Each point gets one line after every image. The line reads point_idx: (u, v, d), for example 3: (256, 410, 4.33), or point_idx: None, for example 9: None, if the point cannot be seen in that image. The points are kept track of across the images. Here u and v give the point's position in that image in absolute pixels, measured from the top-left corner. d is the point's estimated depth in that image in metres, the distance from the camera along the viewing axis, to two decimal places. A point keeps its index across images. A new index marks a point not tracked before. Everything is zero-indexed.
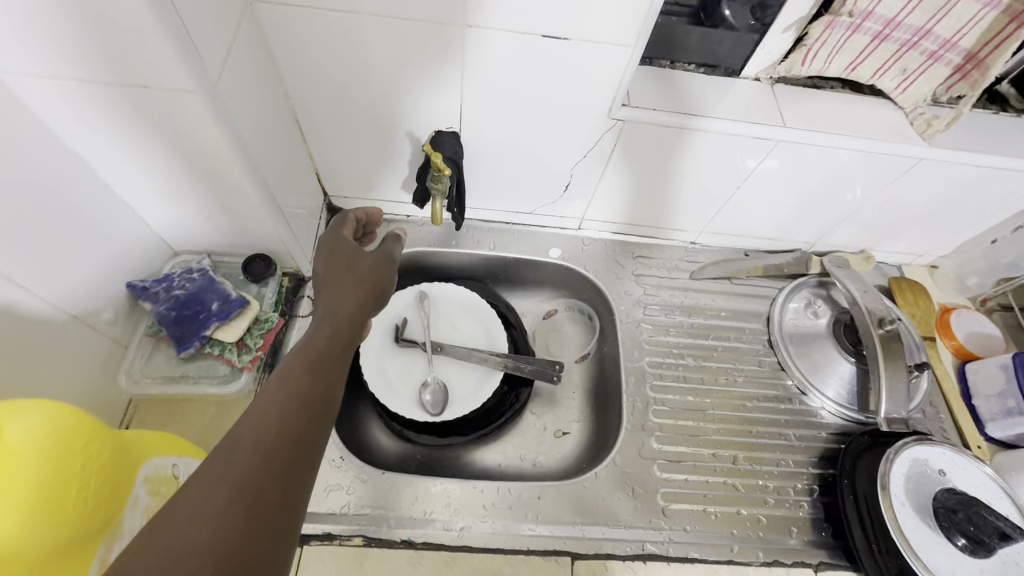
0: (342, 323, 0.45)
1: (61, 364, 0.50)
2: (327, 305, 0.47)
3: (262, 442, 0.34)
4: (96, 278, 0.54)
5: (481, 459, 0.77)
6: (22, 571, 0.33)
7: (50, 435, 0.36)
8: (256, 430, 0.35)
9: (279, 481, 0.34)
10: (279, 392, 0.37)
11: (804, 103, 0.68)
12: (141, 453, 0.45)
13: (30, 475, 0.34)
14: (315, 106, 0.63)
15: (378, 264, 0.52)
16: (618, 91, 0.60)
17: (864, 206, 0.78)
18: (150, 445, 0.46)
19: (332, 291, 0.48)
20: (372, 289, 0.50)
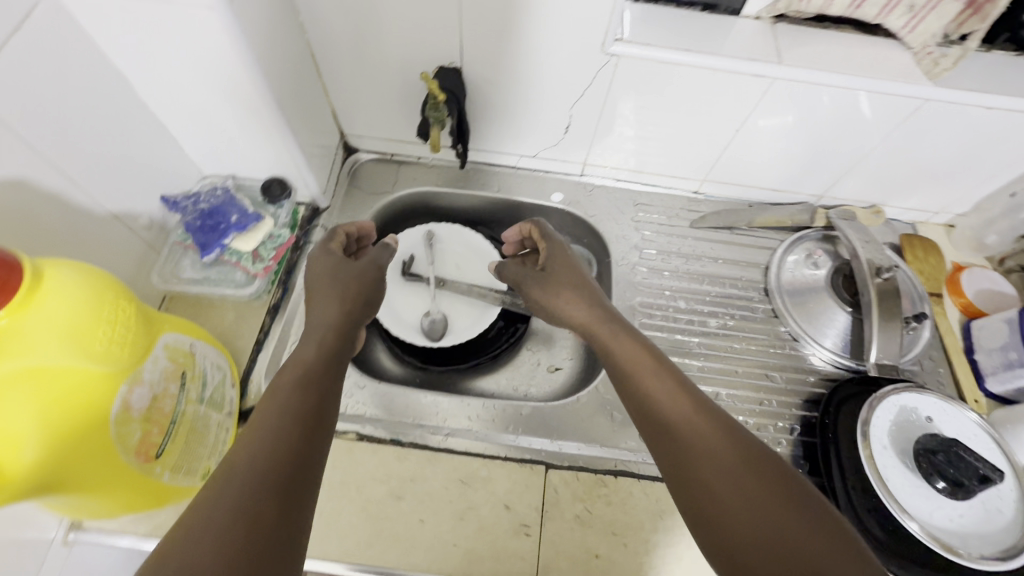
0: (329, 332, 0.54)
1: (97, 255, 0.58)
2: (316, 324, 0.55)
3: (265, 452, 0.40)
4: (132, 186, 0.61)
5: (475, 387, 0.82)
6: (50, 384, 0.39)
7: (92, 285, 0.43)
8: (259, 443, 0.41)
9: (284, 481, 0.39)
10: (274, 409, 0.44)
11: (806, 43, 0.68)
12: (163, 327, 0.51)
13: (67, 309, 0.40)
14: (328, 42, 0.68)
15: (363, 276, 0.62)
16: (610, 24, 0.62)
17: (871, 155, 0.77)
18: (170, 324, 0.53)
19: (322, 307, 0.57)
20: (357, 300, 0.59)
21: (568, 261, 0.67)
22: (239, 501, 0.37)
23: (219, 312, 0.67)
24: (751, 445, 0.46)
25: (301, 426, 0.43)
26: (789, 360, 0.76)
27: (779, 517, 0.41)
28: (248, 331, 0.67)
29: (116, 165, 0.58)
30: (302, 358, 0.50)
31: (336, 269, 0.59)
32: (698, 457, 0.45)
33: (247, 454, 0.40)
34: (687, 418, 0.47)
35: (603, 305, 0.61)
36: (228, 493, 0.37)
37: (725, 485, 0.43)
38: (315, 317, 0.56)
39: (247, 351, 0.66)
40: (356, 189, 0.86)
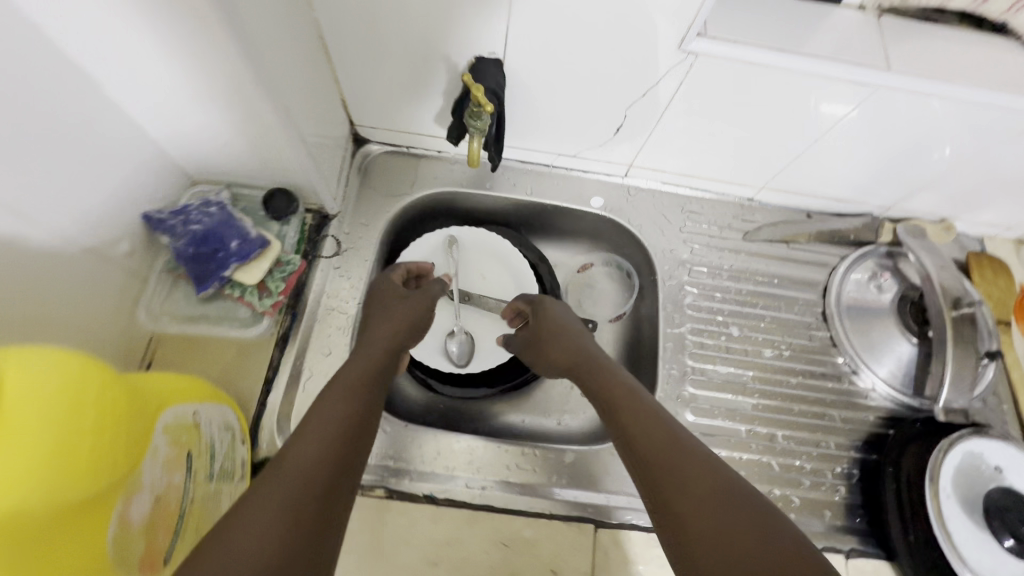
0: (379, 355, 0.55)
1: (74, 303, 0.48)
2: (365, 349, 0.55)
3: (306, 468, 0.40)
4: (109, 208, 0.50)
5: (501, 416, 0.74)
6: (26, 528, 0.30)
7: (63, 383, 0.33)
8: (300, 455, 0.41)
9: (318, 502, 0.39)
10: (322, 423, 0.44)
11: (915, 43, 0.57)
12: (158, 404, 0.43)
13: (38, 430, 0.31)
14: (339, 21, 0.55)
15: (413, 305, 0.63)
16: (698, 18, 0.50)
17: (959, 170, 0.68)
18: (167, 396, 0.45)
19: (372, 334, 0.57)
20: (406, 325, 0.60)
21: (563, 311, 0.67)
22: (276, 512, 0.36)
23: (221, 352, 0.59)
24: (725, 471, 0.44)
25: (341, 445, 0.43)
26: (846, 394, 0.71)
27: (748, 540, 0.38)
28: (256, 369, 0.59)
29: (86, 188, 0.46)
30: (350, 375, 0.50)
31: (401, 295, 0.62)
32: (670, 483, 0.43)
33: (291, 464, 0.40)
34: (661, 442, 0.46)
35: (589, 347, 0.63)
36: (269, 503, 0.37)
37: (696, 511, 0.41)
38: (367, 338, 0.57)
39: (258, 392, 0.59)
40: (368, 189, 0.74)
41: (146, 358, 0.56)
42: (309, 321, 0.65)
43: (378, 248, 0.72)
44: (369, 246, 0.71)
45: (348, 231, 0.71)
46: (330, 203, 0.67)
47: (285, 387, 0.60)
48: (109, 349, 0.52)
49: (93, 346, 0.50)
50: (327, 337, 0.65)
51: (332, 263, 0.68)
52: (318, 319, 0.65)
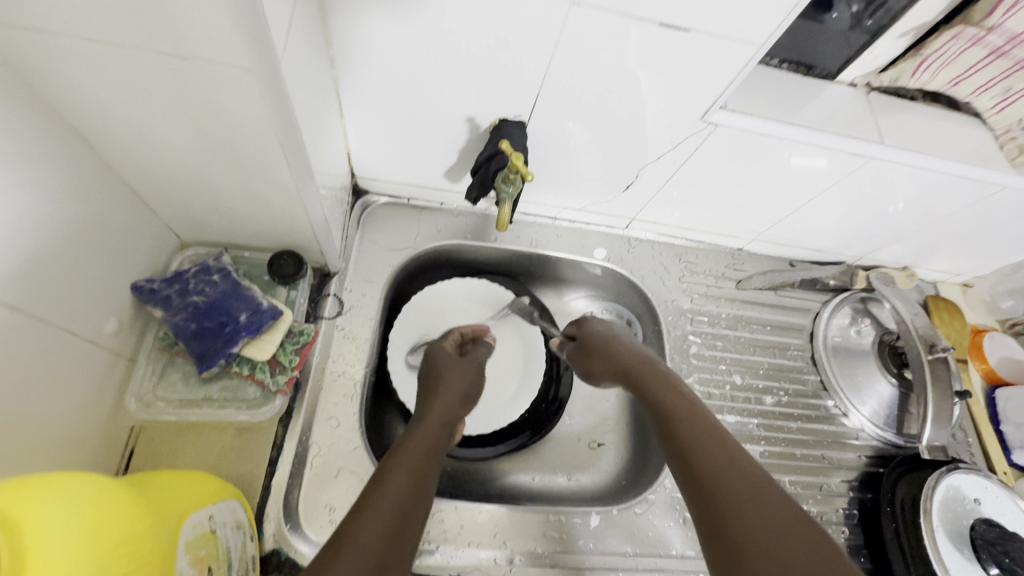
0: (441, 418, 0.53)
1: (63, 392, 0.42)
2: (433, 410, 0.54)
3: (409, 478, 0.43)
4: (97, 280, 0.45)
5: (510, 477, 0.70)
6: None
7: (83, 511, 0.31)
8: (405, 469, 0.44)
9: (418, 505, 0.42)
10: (411, 448, 0.47)
11: (898, 116, 0.63)
12: (178, 513, 0.39)
13: (72, 563, 0.28)
14: (362, 77, 0.53)
15: (467, 370, 0.61)
16: (724, 95, 0.54)
17: (925, 226, 0.75)
18: (182, 503, 0.40)
19: (430, 404, 0.55)
20: (461, 398, 0.58)
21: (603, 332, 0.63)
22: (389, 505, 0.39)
23: (214, 437, 0.52)
24: (776, 488, 0.39)
25: (425, 468, 0.46)
26: (836, 435, 0.75)
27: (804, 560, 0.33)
28: (258, 455, 0.53)
29: (73, 261, 0.42)
30: (427, 425, 0.52)
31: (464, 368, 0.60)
32: (723, 500, 0.38)
33: (399, 475, 0.43)
34: (715, 460, 0.41)
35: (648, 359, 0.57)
36: (389, 500, 0.40)
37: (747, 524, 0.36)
38: (426, 409, 0.54)
39: (262, 478, 0.53)
40: (368, 242, 0.70)
41: (127, 450, 0.50)
42: (313, 392, 0.59)
43: (382, 306, 0.68)
44: (372, 304, 0.66)
45: (351, 289, 0.66)
46: (334, 261, 0.62)
47: (292, 468, 0.54)
48: (92, 443, 0.46)
49: (77, 444, 0.44)
50: (334, 409, 0.59)
51: (335, 325, 0.63)
52: (324, 389, 0.59)
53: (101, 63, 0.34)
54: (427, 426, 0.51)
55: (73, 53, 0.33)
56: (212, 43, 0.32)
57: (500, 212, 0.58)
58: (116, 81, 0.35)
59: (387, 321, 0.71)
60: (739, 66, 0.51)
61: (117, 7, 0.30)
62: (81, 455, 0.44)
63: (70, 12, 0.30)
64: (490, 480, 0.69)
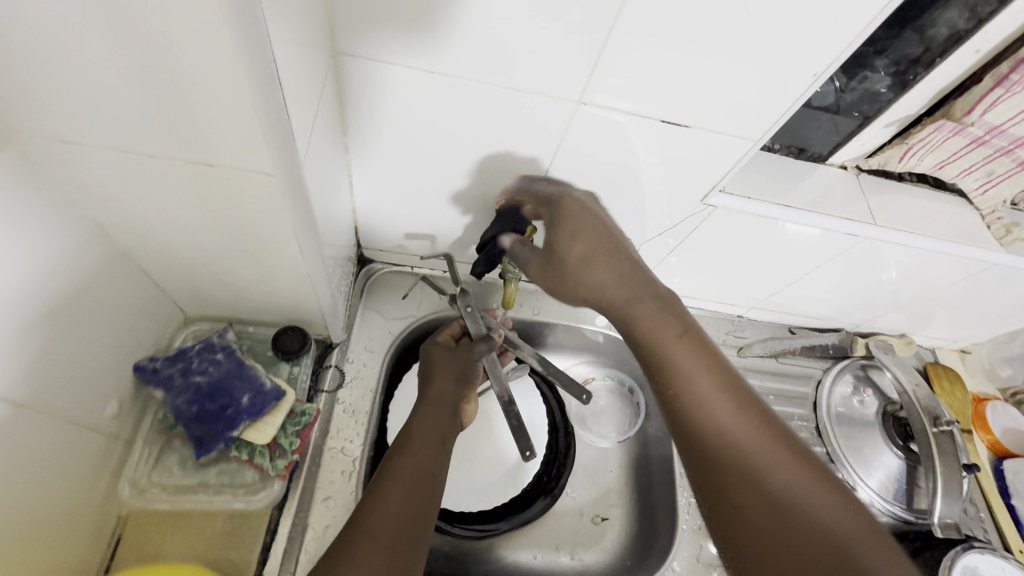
0: (443, 398, 0.58)
1: (59, 484, 0.41)
2: (436, 389, 0.58)
3: (399, 505, 0.44)
4: (101, 364, 0.44)
5: (512, 557, 0.67)
6: None
7: None
8: (396, 493, 0.44)
9: (412, 530, 0.43)
10: (401, 473, 0.47)
11: (888, 197, 0.65)
12: None
13: None
14: (374, 161, 0.55)
15: (463, 351, 0.63)
16: (722, 180, 0.57)
17: (919, 297, 0.77)
18: None
19: (430, 387, 0.59)
20: (456, 376, 0.61)
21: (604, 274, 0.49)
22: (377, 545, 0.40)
23: (206, 526, 0.50)
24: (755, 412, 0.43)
25: (421, 487, 0.46)
26: None
27: (796, 508, 0.37)
28: (252, 541, 0.50)
29: (81, 346, 0.42)
30: (430, 412, 0.56)
31: (467, 348, 0.64)
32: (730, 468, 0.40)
33: (385, 505, 0.43)
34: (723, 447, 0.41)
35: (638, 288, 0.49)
36: (378, 532, 0.41)
37: (755, 508, 0.38)
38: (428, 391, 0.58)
39: (255, 564, 0.50)
40: (372, 311, 0.70)
41: (114, 537, 0.48)
42: (311, 470, 0.56)
43: (383, 376, 0.66)
44: (373, 375, 0.65)
45: (353, 359, 0.65)
46: (338, 333, 0.62)
47: (285, 553, 0.51)
48: (81, 535, 0.44)
49: (67, 538, 0.43)
50: (331, 487, 0.56)
51: (335, 397, 0.62)
52: (320, 466, 0.57)
53: (130, 168, 0.36)
54: (428, 412, 0.55)
55: (105, 159, 0.35)
56: (240, 151, 0.34)
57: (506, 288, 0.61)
58: (142, 183, 0.37)
59: (387, 389, 0.69)
60: (735, 157, 0.53)
61: (154, 122, 0.32)
62: (69, 551, 0.43)
63: (109, 126, 0.32)
64: (491, 561, 0.66)
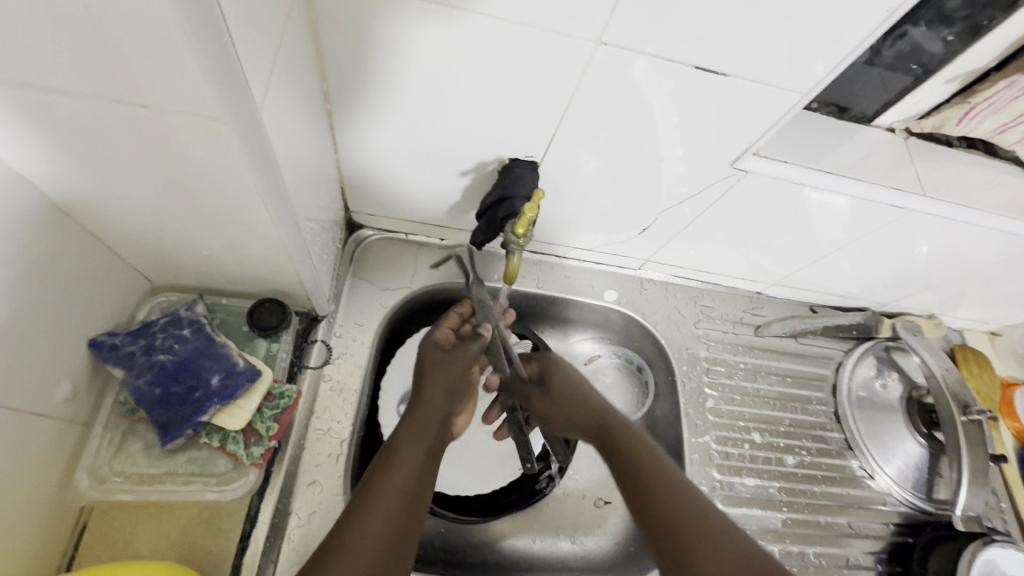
0: (429, 409, 0.51)
1: (1, 475, 0.37)
2: (424, 402, 0.52)
3: (382, 531, 0.39)
4: (46, 342, 0.39)
5: (512, 542, 0.64)
6: None
7: None
8: (378, 509, 0.40)
9: (394, 558, 0.39)
10: (384, 494, 0.41)
11: (940, 164, 0.58)
12: None
13: None
14: (360, 112, 0.48)
15: (454, 360, 0.57)
16: (757, 141, 0.50)
17: (957, 277, 0.71)
18: None
19: (417, 398, 0.52)
20: (444, 389, 0.54)
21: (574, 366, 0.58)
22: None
23: (178, 514, 0.46)
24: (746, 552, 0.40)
25: (409, 511, 0.41)
26: (861, 500, 0.70)
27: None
28: (229, 529, 0.47)
29: (18, 323, 0.36)
30: (422, 423, 0.49)
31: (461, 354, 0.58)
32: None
33: (366, 529, 0.39)
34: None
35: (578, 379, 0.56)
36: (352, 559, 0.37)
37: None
38: (417, 400, 0.52)
39: (233, 554, 0.46)
40: (362, 282, 0.64)
41: (79, 526, 0.44)
42: (295, 454, 0.52)
43: (374, 353, 0.61)
44: (363, 351, 0.60)
45: (340, 333, 0.60)
46: (323, 305, 0.57)
47: (267, 542, 0.48)
48: (34, 526, 0.40)
49: (19, 529, 0.39)
50: (318, 471, 0.52)
51: (321, 375, 0.57)
52: (305, 450, 0.53)
53: (50, 113, 0.29)
54: (423, 429, 0.49)
55: (16, 101, 0.28)
56: (177, 92, 0.27)
57: (511, 262, 0.55)
58: (70, 132, 0.31)
59: (379, 366, 0.64)
60: (778, 114, 0.46)
61: (66, 53, 0.25)
62: (22, 543, 0.39)
63: (11, 58, 0.26)
64: (489, 547, 0.63)
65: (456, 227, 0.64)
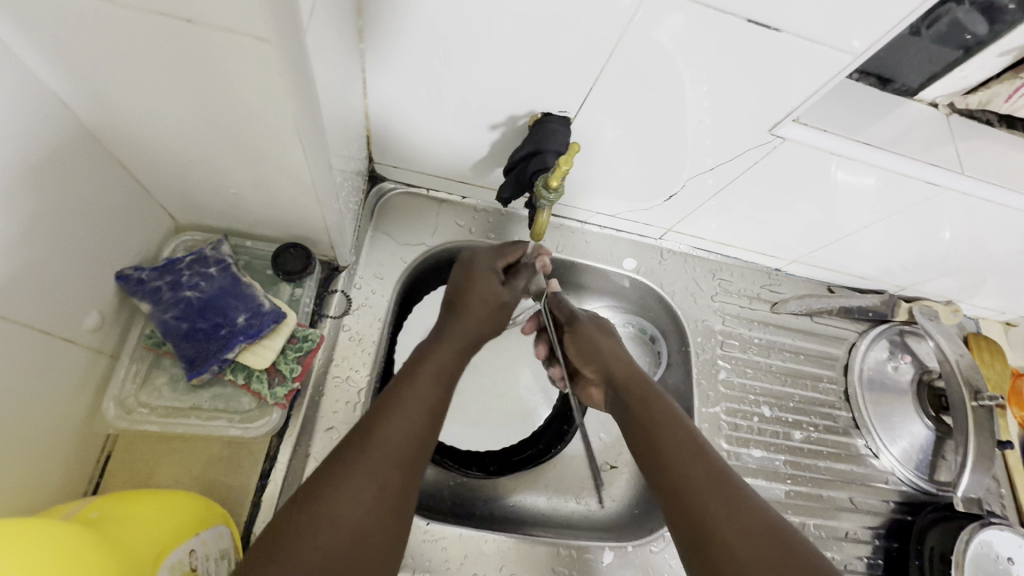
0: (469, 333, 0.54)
1: (32, 397, 0.37)
2: (460, 319, 0.54)
3: (404, 437, 0.41)
4: (74, 269, 0.39)
5: (518, 499, 0.65)
6: None
7: (47, 559, 0.28)
8: (406, 412, 0.42)
9: (409, 470, 0.40)
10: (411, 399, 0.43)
11: (981, 142, 0.56)
12: (154, 547, 0.35)
13: None
14: (393, 54, 0.47)
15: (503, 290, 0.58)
16: (800, 107, 0.48)
17: (983, 263, 0.70)
18: (149, 532, 0.36)
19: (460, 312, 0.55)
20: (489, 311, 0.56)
21: (604, 335, 0.57)
22: (382, 475, 0.38)
23: (201, 447, 0.47)
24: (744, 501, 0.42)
25: (430, 425, 0.43)
26: (864, 477, 0.71)
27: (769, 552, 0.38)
28: (250, 466, 0.48)
29: (47, 248, 0.36)
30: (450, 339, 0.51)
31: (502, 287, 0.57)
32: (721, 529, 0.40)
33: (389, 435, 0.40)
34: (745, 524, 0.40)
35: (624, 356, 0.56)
36: (379, 455, 0.39)
37: (749, 552, 0.38)
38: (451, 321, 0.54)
39: (253, 491, 0.47)
40: (382, 235, 0.64)
41: (104, 455, 0.45)
42: (314, 399, 0.53)
43: (392, 307, 0.61)
44: (382, 303, 0.60)
45: (359, 285, 0.60)
46: (345, 255, 0.56)
47: (284, 483, 0.49)
48: (63, 450, 0.41)
49: (48, 451, 0.40)
50: (335, 417, 0.53)
51: (340, 324, 0.57)
52: (323, 396, 0.53)
53: (89, 23, 0.28)
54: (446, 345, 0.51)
55: (54, 6, 0.27)
56: (224, 6, 0.26)
57: (540, 219, 0.54)
58: (109, 46, 0.30)
59: (396, 321, 0.64)
60: (826, 78, 0.45)
61: None
62: (51, 465, 0.40)
63: None
64: (497, 502, 0.64)
65: (479, 184, 0.63)
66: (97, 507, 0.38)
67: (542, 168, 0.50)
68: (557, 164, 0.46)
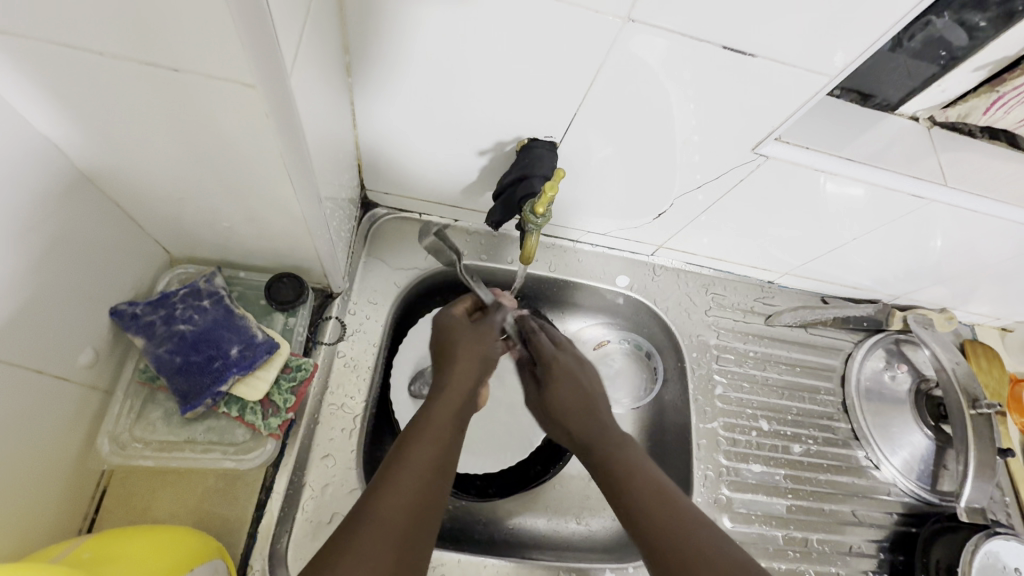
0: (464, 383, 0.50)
1: (27, 438, 0.37)
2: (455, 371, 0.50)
3: (407, 502, 0.38)
4: (68, 308, 0.40)
5: (517, 521, 0.65)
6: None
7: None
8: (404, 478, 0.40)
9: (416, 538, 0.38)
10: (413, 464, 0.41)
11: (963, 153, 0.57)
12: None
13: None
14: (380, 86, 0.48)
15: (483, 332, 0.55)
16: (782, 126, 0.49)
17: (973, 270, 0.70)
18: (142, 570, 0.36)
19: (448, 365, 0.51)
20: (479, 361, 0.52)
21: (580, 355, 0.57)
22: (388, 541, 0.36)
23: (196, 479, 0.47)
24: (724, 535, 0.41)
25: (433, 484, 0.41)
26: (865, 489, 0.71)
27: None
28: (246, 497, 0.48)
29: (42, 289, 0.37)
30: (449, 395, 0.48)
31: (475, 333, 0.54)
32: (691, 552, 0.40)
33: (392, 501, 0.38)
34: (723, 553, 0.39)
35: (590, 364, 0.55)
36: (386, 522, 0.37)
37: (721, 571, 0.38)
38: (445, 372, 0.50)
39: (248, 522, 0.47)
40: (376, 260, 0.64)
41: (99, 491, 0.45)
42: (309, 427, 0.53)
43: (387, 332, 0.61)
44: (376, 328, 0.60)
45: (353, 311, 0.60)
46: (339, 282, 0.57)
47: (280, 513, 0.49)
48: (58, 487, 0.41)
49: (44, 490, 0.40)
50: (331, 445, 0.53)
51: (334, 352, 0.57)
52: (318, 423, 0.53)
53: (80, 74, 0.29)
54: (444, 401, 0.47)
55: (48, 62, 0.29)
56: (210, 57, 0.27)
57: (528, 243, 0.55)
58: (100, 96, 0.31)
59: (391, 345, 0.64)
60: (804, 98, 0.46)
61: (104, 15, 0.26)
62: (45, 503, 0.40)
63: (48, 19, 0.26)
64: (497, 525, 0.64)
65: (470, 207, 0.64)
66: (90, 547, 0.38)
67: (530, 194, 0.51)
68: (544, 189, 0.48)
